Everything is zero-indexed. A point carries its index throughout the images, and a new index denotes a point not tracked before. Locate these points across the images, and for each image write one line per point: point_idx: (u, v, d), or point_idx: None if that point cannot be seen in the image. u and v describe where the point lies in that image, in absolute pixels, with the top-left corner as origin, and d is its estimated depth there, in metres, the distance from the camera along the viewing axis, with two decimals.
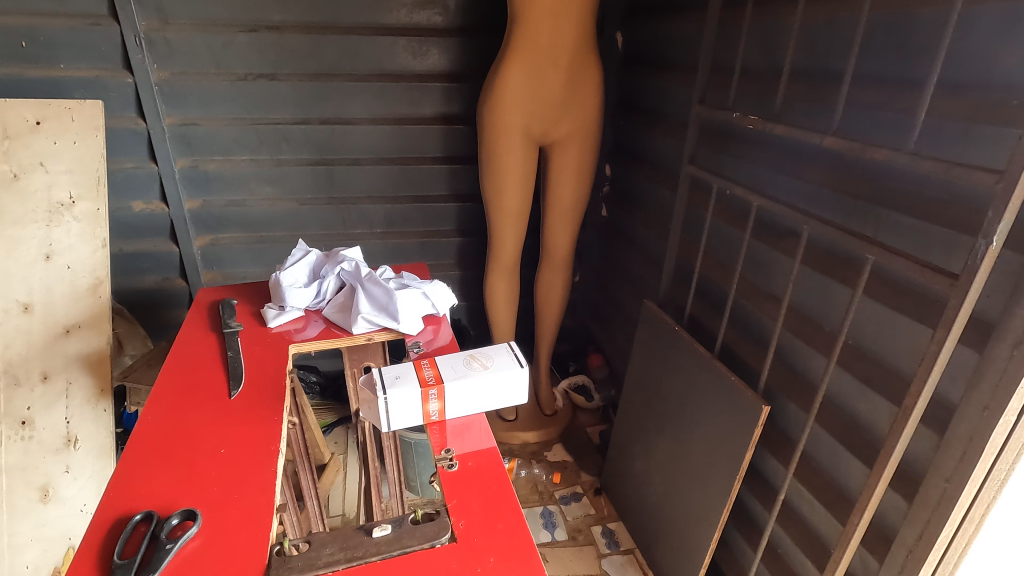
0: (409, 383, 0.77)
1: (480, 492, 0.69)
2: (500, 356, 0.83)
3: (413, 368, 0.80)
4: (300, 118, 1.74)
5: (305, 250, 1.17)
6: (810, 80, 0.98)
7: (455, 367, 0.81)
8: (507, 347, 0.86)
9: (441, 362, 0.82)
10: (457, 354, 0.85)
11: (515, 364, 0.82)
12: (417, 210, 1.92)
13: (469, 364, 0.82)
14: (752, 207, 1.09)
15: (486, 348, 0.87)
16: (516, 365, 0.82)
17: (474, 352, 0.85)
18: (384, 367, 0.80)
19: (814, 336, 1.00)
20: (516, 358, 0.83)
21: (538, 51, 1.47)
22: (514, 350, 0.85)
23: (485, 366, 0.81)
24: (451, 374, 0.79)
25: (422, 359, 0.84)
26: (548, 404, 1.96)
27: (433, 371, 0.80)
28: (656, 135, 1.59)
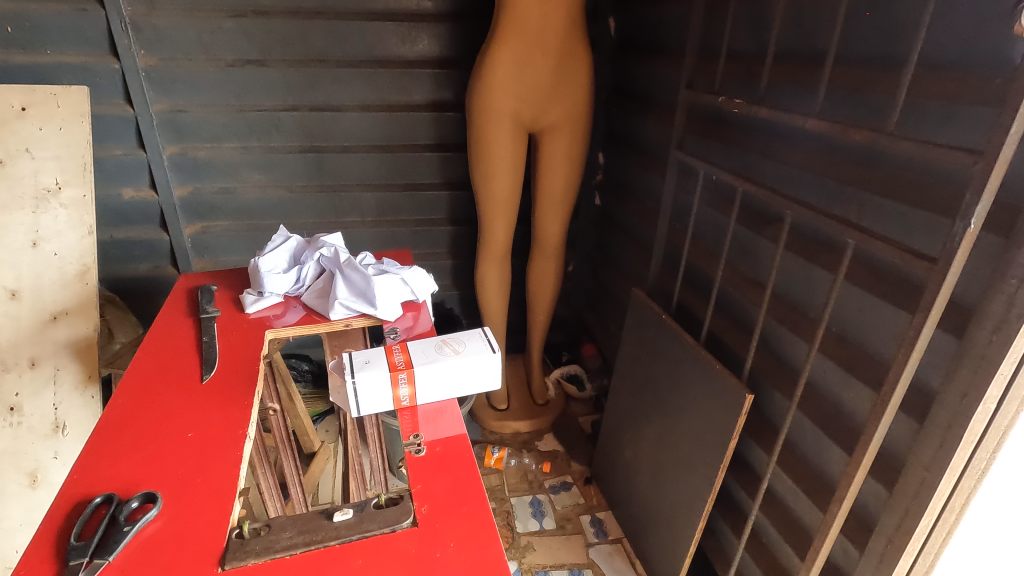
0: (378, 367, 0.76)
1: (446, 476, 0.68)
2: (474, 342, 0.83)
3: (384, 354, 0.80)
4: (289, 105, 1.72)
5: (285, 236, 1.16)
6: (795, 61, 0.96)
7: (426, 353, 0.80)
8: (481, 333, 0.85)
9: (412, 347, 0.82)
10: (430, 339, 0.84)
11: (487, 349, 0.81)
12: (408, 198, 1.91)
13: (440, 350, 0.81)
14: (737, 192, 1.08)
15: (460, 334, 0.86)
16: (489, 350, 0.81)
17: (447, 338, 0.84)
18: (354, 352, 0.80)
19: (797, 323, 0.98)
20: (489, 344, 0.82)
21: (526, 35, 1.45)
22: (488, 336, 0.84)
23: (458, 351, 0.80)
24: (422, 359, 0.79)
25: (393, 344, 0.83)
26: (540, 393, 1.98)
27: (404, 356, 0.80)
28: (647, 121, 1.56)
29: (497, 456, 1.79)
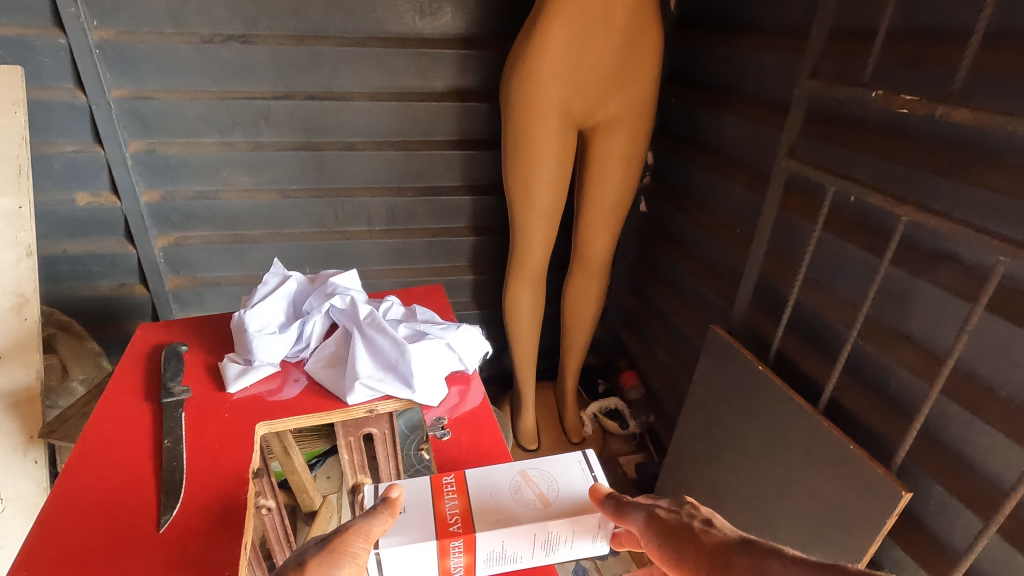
0: (420, 531, 0.53)
1: None
2: (571, 486, 0.59)
3: (427, 496, 0.57)
4: (281, 92, 1.40)
5: (281, 273, 0.87)
6: (1016, 44, 0.67)
7: (496, 501, 0.57)
8: (584, 468, 0.61)
9: (473, 487, 0.58)
10: (500, 467, 0.61)
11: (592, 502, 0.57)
12: (423, 205, 1.60)
13: (518, 498, 0.57)
14: (898, 223, 0.80)
15: (550, 462, 0.62)
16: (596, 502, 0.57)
17: (528, 469, 0.61)
18: (384, 491, 0.58)
19: (1002, 412, 0.71)
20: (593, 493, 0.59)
21: (586, 7, 1.14)
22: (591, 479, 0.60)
23: (545, 503, 0.57)
24: (488, 514, 0.55)
25: (441, 474, 0.60)
26: (576, 430, 1.72)
27: (461, 505, 0.56)
28: (726, 118, 1.27)
29: None
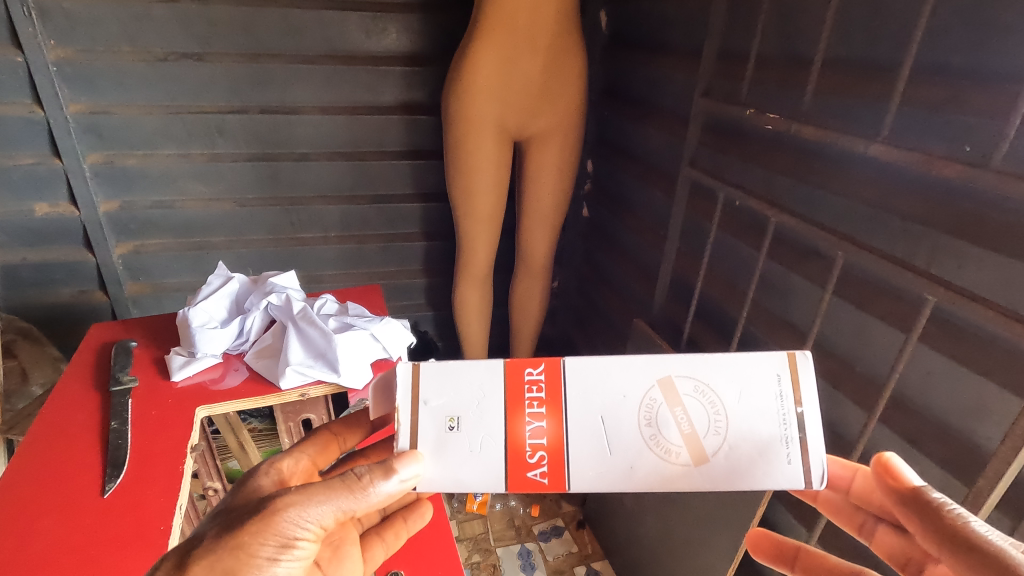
0: (495, 473, 0.49)
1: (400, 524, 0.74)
2: (746, 433, 0.49)
3: (496, 414, 0.50)
4: (234, 106, 1.48)
5: (225, 275, 0.95)
6: (847, 70, 0.79)
7: (614, 441, 0.49)
8: (781, 411, 0.49)
9: (578, 412, 0.50)
10: (632, 377, 0.51)
11: (777, 473, 0.48)
12: (376, 211, 1.69)
13: (655, 441, 0.49)
14: (770, 222, 0.92)
15: (727, 389, 0.50)
16: (787, 473, 0.48)
17: (677, 390, 0.50)
18: (430, 392, 0.51)
19: (851, 383, 0.83)
20: (790, 454, 0.49)
21: (512, 30, 1.25)
22: (789, 430, 0.49)
23: (695, 457, 0.49)
24: (597, 460, 0.49)
25: (529, 379, 0.51)
26: None
27: (551, 435, 0.50)
28: (648, 130, 1.39)
29: (480, 500, 1.57)
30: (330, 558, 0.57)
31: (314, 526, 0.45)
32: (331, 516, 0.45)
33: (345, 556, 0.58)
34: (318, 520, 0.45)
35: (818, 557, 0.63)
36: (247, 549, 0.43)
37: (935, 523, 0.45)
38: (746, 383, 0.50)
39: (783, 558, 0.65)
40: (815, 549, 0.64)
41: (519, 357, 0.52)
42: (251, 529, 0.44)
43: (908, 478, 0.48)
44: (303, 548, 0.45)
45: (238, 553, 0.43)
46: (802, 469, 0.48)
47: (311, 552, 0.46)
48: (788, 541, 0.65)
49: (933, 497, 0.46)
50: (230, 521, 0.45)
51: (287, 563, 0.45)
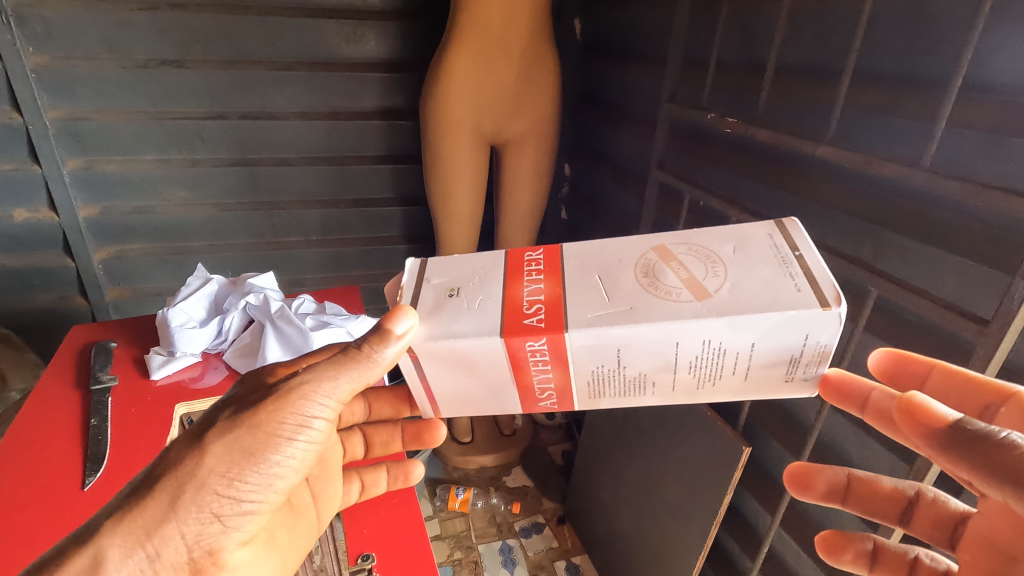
0: (491, 322, 0.46)
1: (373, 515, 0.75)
2: (748, 273, 0.46)
3: (494, 280, 0.50)
4: (215, 112, 1.50)
5: (204, 276, 0.98)
6: (798, 76, 0.83)
7: (610, 290, 0.47)
8: (779, 254, 0.47)
9: (575, 274, 0.49)
10: (628, 247, 0.51)
11: (788, 301, 0.43)
12: (357, 215, 1.71)
13: (655, 288, 0.47)
14: (731, 221, 0.97)
15: (720, 246, 0.49)
16: (800, 299, 0.43)
17: (672, 251, 0.50)
18: (434, 272, 0.52)
19: None
20: (796, 284, 0.44)
21: (486, 38, 1.29)
22: (789, 267, 0.46)
23: (697, 294, 0.45)
24: (594, 304, 0.46)
25: (529, 257, 0.52)
26: (508, 423, 1.77)
27: (549, 292, 0.48)
28: (620, 133, 1.44)
29: (462, 498, 1.59)
30: (318, 476, 0.62)
31: (328, 408, 0.47)
32: (346, 392, 0.48)
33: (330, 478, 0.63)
34: (332, 398, 0.47)
35: (869, 484, 0.58)
36: (265, 426, 0.45)
37: (992, 456, 0.37)
38: (741, 241, 0.49)
39: (834, 494, 0.58)
40: (863, 473, 0.59)
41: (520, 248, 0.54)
42: (268, 407, 0.46)
43: (942, 413, 0.41)
44: (318, 429, 0.48)
45: (256, 431, 0.45)
46: (814, 293, 0.43)
47: (326, 434, 0.49)
48: (835, 473, 0.59)
49: (980, 428, 0.39)
50: (243, 402, 0.47)
51: (303, 442, 0.47)
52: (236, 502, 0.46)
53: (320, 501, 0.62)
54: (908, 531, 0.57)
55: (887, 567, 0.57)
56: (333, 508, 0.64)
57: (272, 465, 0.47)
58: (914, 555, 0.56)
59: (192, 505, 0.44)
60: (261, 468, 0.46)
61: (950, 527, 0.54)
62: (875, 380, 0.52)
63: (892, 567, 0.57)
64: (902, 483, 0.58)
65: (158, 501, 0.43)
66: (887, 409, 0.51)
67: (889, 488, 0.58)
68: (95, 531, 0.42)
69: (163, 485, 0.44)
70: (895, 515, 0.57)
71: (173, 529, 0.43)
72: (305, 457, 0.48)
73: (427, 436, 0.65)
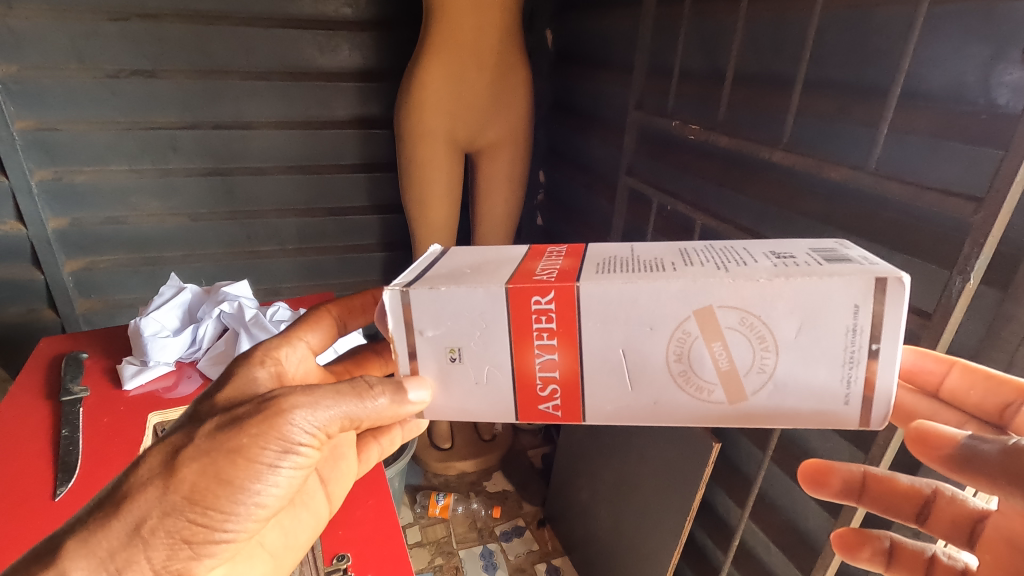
0: (506, 405, 0.46)
1: (349, 520, 0.76)
2: (799, 373, 0.41)
3: (500, 344, 0.44)
4: (187, 121, 1.49)
5: (178, 286, 0.98)
6: (755, 84, 0.87)
7: (635, 378, 0.43)
8: (850, 347, 0.39)
9: (594, 346, 0.43)
10: (663, 301, 0.41)
11: (830, 414, 0.42)
12: (334, 224, 1.72)
13: (683, 377, 0.43)
14: (697, 225, 1.00)
15: (782, 323, 0.40)
16: (841, 414, 0.41)
17: (718, 320, 0.41)
18: (425, 321, 0.44)
19: None
20: (850, 396, 0.41)
21: (458, 48, 1.32)
22: (854, 369, 0.40)
23: (731, 395, 0.43)
24: (614, 395, 0.44)
25: (535, 306, 0.42)
26: (487, 428, 1.78)
27: (563, 368, 0.44)
28: (592, 141, 1.47)
29: (442, 504, 1.59)
30: (326, 458, 0.59)
31: (316, 435, 0.43)
32: (336, 422, 0.44)
33: (340, 458, 0.60)
34: (320, 425, 0.43)
35: (887, 481, 0.54)
36: (247, 453, 0.42)
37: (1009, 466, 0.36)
38: (812, 313, 0.39)
39: (851, 491, 0.55)
40: (878, 470, 0.55)
41: (530, 279, 0.42)
42: (250, 431, 0.42)
43: (950, 433, 0.40)
44: (304, 455, 0.44)
45: (236, 457, 0.42)
46: (863, 412, 0.41)
47: (314, 459, 0.45)
48: (852, 470, 0.55)
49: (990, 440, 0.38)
50: (226, 420, 0.43)
51: (287, 470, 0.43)
52: (212, 530, 0.43)
53: (330, 483, 0.60)
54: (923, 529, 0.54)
55: (905, 566, 0.54)
56: (343, 490, 0.62)
57: (253, 492, 0.43)
58: (931, 553, 0.54)
59: (164, 529, 0.41)
60: (239, 495, 0.43)
61: (970, 526, 0.51)
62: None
63: (909, 567, 0.54)
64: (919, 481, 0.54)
65: (127, 522, 0.40)
66: (906, 404, 0.50)
67: (906, 485, 0.54)
68: (59, 550, 0.39)
69: (133, 508, 0.41)
70: (912, 512, 0.54)
71: (142, 552, 0.41)
72: (291, 485, 0.45)
73: None
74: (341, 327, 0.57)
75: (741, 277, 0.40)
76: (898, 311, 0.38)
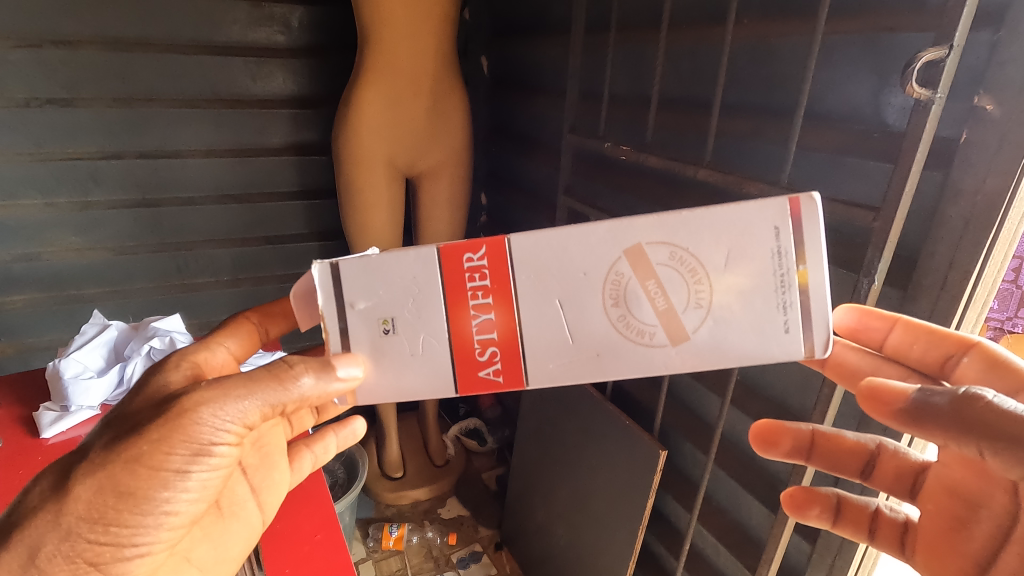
0: (443, 375, 0.47)
1: (295, 559, 0.73)
2: (733, 304, 0.43)
3: (435, 308, 0.46)
4: (109, 151, 1.42)
5: (101, 323, 0.93)
6: (679, 107, 0.93)
7: (575, 327, 0.46)
8: (778, 271, 0.42)
9: (528, 302, 0.46)
10: (594, 246, 0.45)
11: (773, 346, 0.43)
12: (273, 253, 1.67)
13: (624, 323, 0.45)
14: None
15: (708, 254, 0.43)
16: (785, 344, 0.43)
17: (648, 258, 0.44)
18: (356, 293, 0.47)
19: (705, 372, 0.99)
20: (787, 322, 0.43)
21: (394, 75, 1.33)
22: (788, 294, 0.42)
23: (671, 336, 0.44)
24: (557, 350, 0.46)
25: (468, 261, 0.46)
26: (440, 453, 1.75)
27: (501, 327, 0.46)
28: (530, 163, 1.51)
29: (396, 536, 1.55)
30: (258, 466, 0.59)
31: (233, 430, 0.44)
32: (254, 413, 0.44)
33: (272, 466, 0.60)
34: (238, 419, 0.44)
35: (833, 439, 0.55)
36: (150, 459, 0.42)
37: (952, 413, 0.35)
38: (737, 244, 0.42)
39: (799, 451, 0.55)
40: (826, 429, 0.56)
41: (457, 241, 0.46)
42: (151, 437, 0.43)
43: (898, 387, 0.38)
44: (215, 452, 0.44)
45: (135, 466, 0.42)
46: (804, 337, 0.43)
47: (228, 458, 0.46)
48: (800, 430, 0.55)
49: (943, 391, 0.36)
50: (124, 431, 0.44)
51: (197, 471, 0.45)
52: (120, 542, 0.44)
53: (262, 493, 0.59)
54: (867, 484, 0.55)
55: (851, 521, 0.54)
56: (276, 499, 0.61)
57: (160, 499, 0.44)
58: (874, 506, 0.54)
59: (65, 551, 0.42)
60: (146, 506, 0.43)
61: (912, 478, 0.52)
62: (836, 334, 0.53)
63: (853, 520, 0.54)
64: (862, 437, 0.56)
65: (22, 549, 0.40)
66: (849, 363, 0.52)
67: (851, 441, 0.55)
68: None
69: (28, 532, 0.41)
70: (857, 469, 0.55)
71: None
72: (206, 488, 0.46)
73: None
74: (263, 334, 0.58)
75: (664, 214, 0.44)
76: (814, 229, 0.41)
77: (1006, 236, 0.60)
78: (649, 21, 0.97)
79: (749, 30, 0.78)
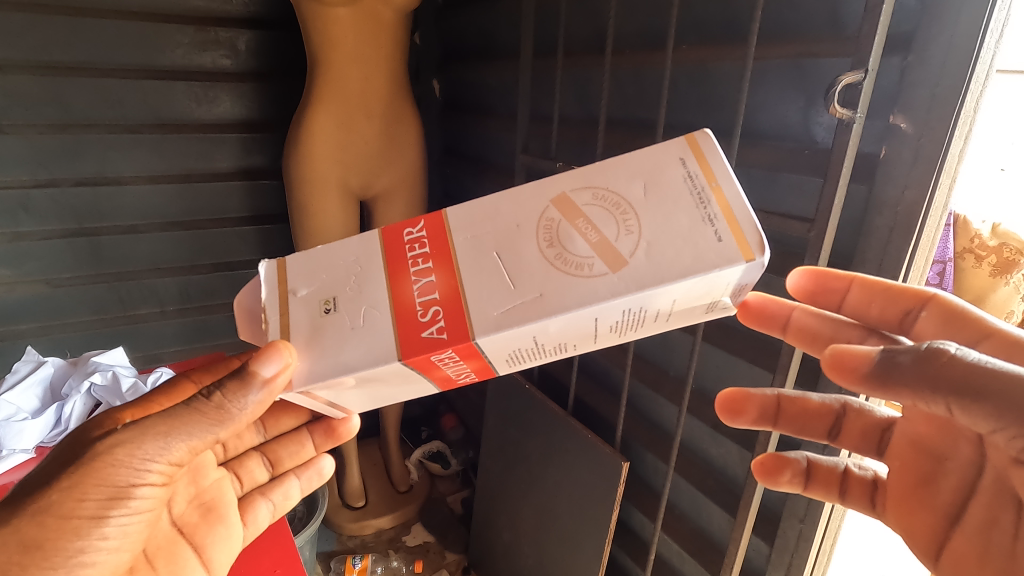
0: (386, 343, 0.44)
1: None
2: (662, 224, 0.42)
3: (377, 279, 0.46)
4: (42, 179, 1.35)
5: (35, 360, 0.88)
6: (625, 127, 0.97)
7: (514, 273, 0.44)
8: (694, 190, 0.42)
9: (466, 259, 0.45)
10: (522, 200, 0.46)
11: (708, 256, 0.40)
12: (222, 280, 1.62)
13: (563, 260, 0.43)
14: None
15: (628, 186, 0.44)
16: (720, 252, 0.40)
17: (574, 202, 0.45)
18: (299, 281, 0.48)
19: (661, 382, 1.02)
20: (717, 231, 0.41)
21: (346, 98, 1.33)
22: (709, 207, 0.42)
23: (611, 264, 0.42)
24: (499, 297, 0.44)
25: (406, 236, 0.47)
26: (403, 479, 1.71)
27: (442, 287, 0.45)
28: (484, 184, 1.53)
29: (359, 568, 1.49)
30: (198, 522, 0.60)
31: (150, 473, 0.47)
32: (178, 451, 0.47)
33: (217, 521, 0.61)
34: (155, 460, 0.47)
35: (797, 402, 0.57)
36: (67, 506, 0.44)
37: (915, 369, 0.33)
38: (650, 175, 0.44)
39: (766, 417, 0.57)
40: (791, 393, 0.58)
41: (397, 223, 0.49)
42: (62, 486, 0.44)
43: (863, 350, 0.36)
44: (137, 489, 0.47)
45: (46, 515, 0.44)
46: (738, 242, 0.40)
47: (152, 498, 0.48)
48: (765, 395, 0.57)
49: (905, 351, 0.35)
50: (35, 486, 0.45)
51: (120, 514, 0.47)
52: None
53: (206, 551, 0.59)
54: (834, 445, 0.57)
55: (820, 483, 0.57)
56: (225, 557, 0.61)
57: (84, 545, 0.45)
58: (844, 467, 0.57)
59: None
60: (57, 558, 0.44)
61: (878, 434, 0.54)
62: (795, 299, 0.55)
63: (824, 483, 0.57)
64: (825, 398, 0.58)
65: None
66: (809, 327, 0.54)
67: (816, 403, 0.57)
68: None
69: None
70: (824, 430, 0.57)
71: None
72: (125, 534, 0.48)
73: (341, 428, 0.66)
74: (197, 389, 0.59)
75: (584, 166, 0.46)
76: (715, 153, 0.43)
77: (925, 243, 0.65)
78: (594, 46, 1.01)
79: (686, 55, 0.82)
